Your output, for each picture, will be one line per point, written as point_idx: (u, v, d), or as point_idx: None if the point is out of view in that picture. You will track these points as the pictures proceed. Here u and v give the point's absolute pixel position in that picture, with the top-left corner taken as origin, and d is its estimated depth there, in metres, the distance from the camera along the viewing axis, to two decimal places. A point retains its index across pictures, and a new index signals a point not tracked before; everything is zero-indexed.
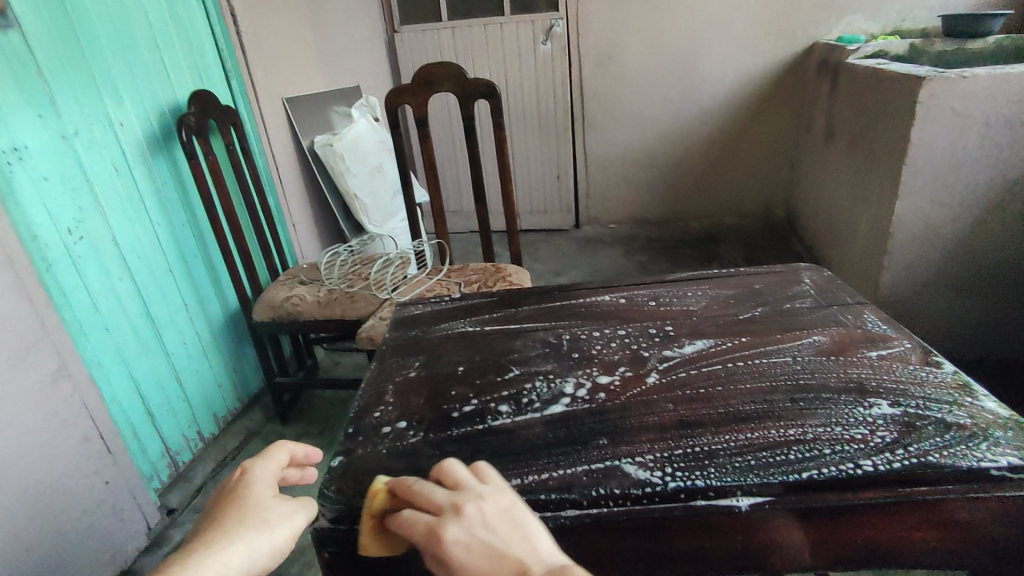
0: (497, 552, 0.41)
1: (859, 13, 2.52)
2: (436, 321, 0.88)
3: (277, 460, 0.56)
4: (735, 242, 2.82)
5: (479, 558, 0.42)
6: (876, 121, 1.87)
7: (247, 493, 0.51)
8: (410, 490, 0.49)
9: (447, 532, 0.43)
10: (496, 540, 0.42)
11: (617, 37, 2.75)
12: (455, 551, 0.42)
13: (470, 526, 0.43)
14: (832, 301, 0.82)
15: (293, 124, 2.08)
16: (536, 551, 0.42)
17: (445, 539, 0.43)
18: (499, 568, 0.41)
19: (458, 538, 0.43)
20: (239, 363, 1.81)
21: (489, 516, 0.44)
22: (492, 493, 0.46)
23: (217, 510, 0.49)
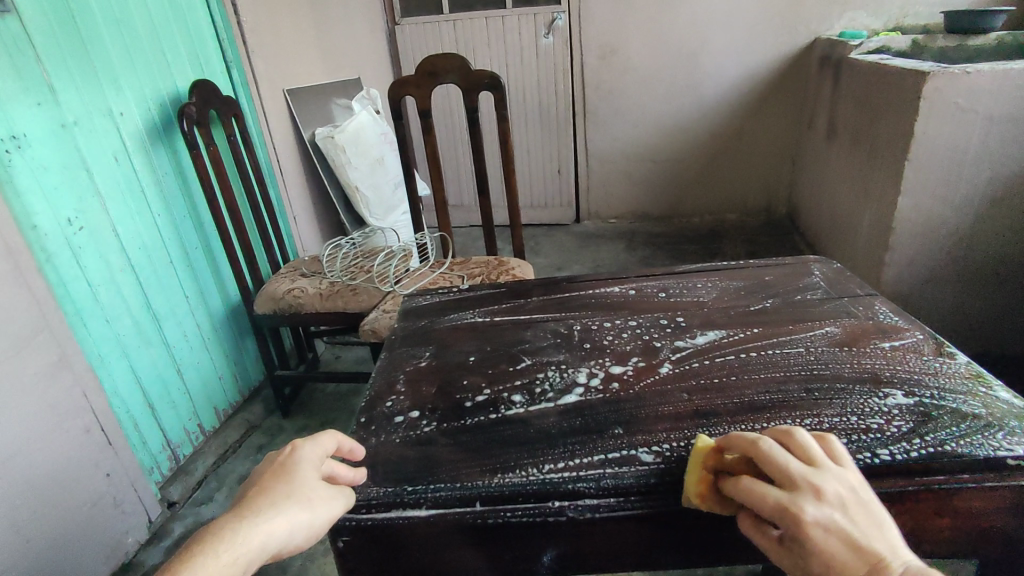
0: (858, 545, 0.41)
1: (861, 9, 2.52)
2: (444, 311, 0.88)
3: (325, 444, 0.54)
4: (735, 238, 2.83)
5: (839, 547, 0.42)
6: (878, 116, 1.87)
7: (296, 474, 0.49)
8: (755, 454, 0.48)
9: (805, 513, 0.43)
10: (857, 533, 0.42)
11: (618, 31, 2.74)
12: (816, 534, 0.42)
13: (824, 513, 0.43)
14: (843, 293, 0.81)
15: (294, 115, 2.07)
16: (888, 545, 0.42)
17: (804, 520, 0.43)
18: (855, 558, 0.41)
19: (821, 522, 0.42)
20: (240, 355, 1.80)
21: (846, 504, 0.43)
22: (847, 477, 0.45)
23: (268, 485, 0.47)
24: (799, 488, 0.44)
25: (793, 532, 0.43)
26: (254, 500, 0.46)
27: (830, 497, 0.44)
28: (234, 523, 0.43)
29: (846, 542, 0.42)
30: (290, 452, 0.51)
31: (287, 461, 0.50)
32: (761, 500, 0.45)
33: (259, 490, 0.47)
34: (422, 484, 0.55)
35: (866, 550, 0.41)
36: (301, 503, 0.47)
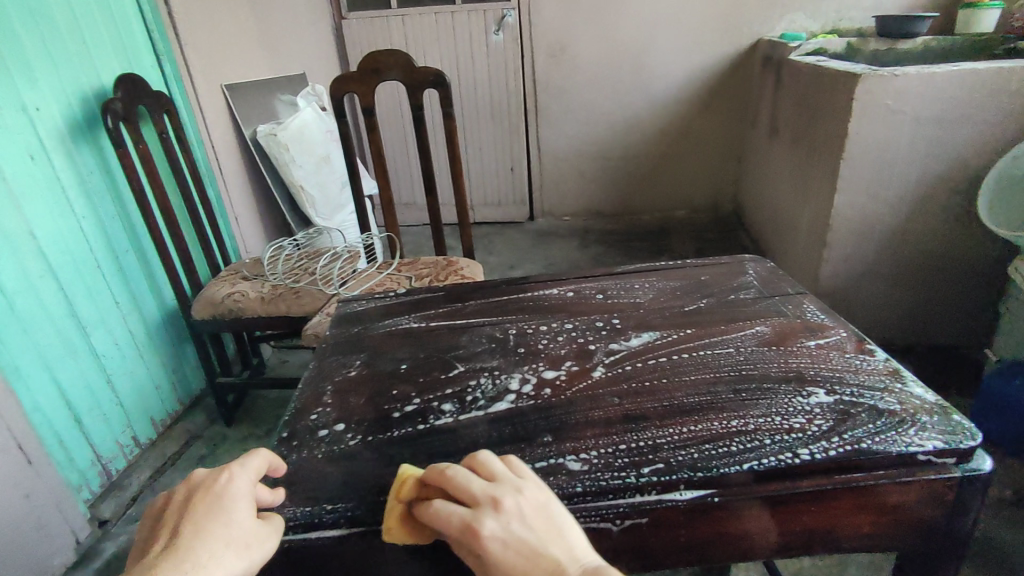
0: (534, 551, 0.43)
1: (800, 11, 2.59)
2: (379, 317, 0.85)
3: (254, 466, 0.51)
4: (684, 235, 2.88)
5: (512, 558, 0.43)
6: (816, 115, 1.93)
7: (230, 510, 0.46)
8: (441, 478, 0.49)
9: (484, 529, 0.44)
10: (535, 541, 0.43)
11: (568, 29, 2.74)
12: (493, 548, 0.43)
13: (504, 527, 0.44)
14: (774, 291, 0.83)
15: (233, 112, 1.99)
16: (569, 549, 0.43)
17: (484, 537, 0.44)
18: (533, 569, 0.42)
19: (501, 535, 0.43)
20: (178, 363, 1.72)
21: (522, 516, 0.44)
22: (529, 490, 0.47)
23: (201, 528, 0.44)
24: (478, 506, 0.46)
25: (476, 550, 0.44)
26: (185, 549, 0.43)
27: (506, 510, 0.45)
28: None
29: (522, 552, 0.43)
30: (216, 485, 0.47)
31: (217, 495, 0.47)
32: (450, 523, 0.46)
33: (192, 534, 0.44)
34: (346, 502, 0.53)
35: (545, 557, 0.42)
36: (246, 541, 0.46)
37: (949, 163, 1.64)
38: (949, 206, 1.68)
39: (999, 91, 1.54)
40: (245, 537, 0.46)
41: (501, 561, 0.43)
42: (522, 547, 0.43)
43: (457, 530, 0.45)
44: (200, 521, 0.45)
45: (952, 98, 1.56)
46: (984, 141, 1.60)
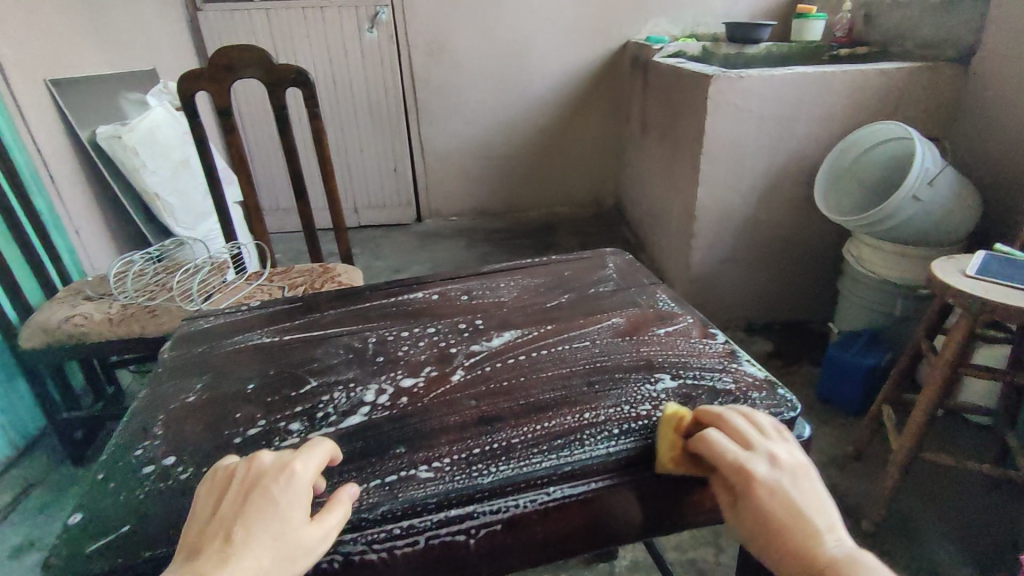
0: (797, 508, 0.45)
1: (662, 16, 2.75)
2: (228, 333, 0.78)
3: (310, 467, 0.47)
4: (568, 231, 2.96)
5: (779, 506, 0.45)
6: (678, 114, 2.06)
7: (283, 514, 0.43)
8: (725, 426, 0.52)
9: (759, 474, 0.47)
10: (800, 501, 0.46)
11: (444, 28, 2.72)
12: (761, 492, 0.46)
13: (773, 479, 0.47)
14: (631, 283, 0.86)
15: (63, 112, 1.76)
16: (825, 514, 0.45)
17: (758, 480, 0.47)
18: (796, 520, 0.45)
19: (776, 485, 0.46)
20: (10, 401, 1.51)
21: (800, 476, 0.47)
22: (796, 453, 0.50)
23: (249, 537, 0.42)
24: (757, 455, 0.49)
25: (745, 492, 0.47)
26: (230, 562, 0.40)
27: (785, 467, 0.48)
28: None
29: (783, 506, 0.45)
30: (267, 486, 0.45)
31: (268, 496, 0.44)
32: (724, 462, 0.49)
33: (242, 540, 0.41)
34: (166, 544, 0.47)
35: (809, 513, 0.45)
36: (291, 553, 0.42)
37: (791, 157, 1.81)
38: (793, 196, 1.86)
39: (827, 91, 1.72)
40: (291, 545, 0.43)
41: (766, 506, 0.46)
42: (787, 501, 0.46)
43: (731, 471, 0.48)
44: (249, 526, 0.42)
45: (790, 98, 1.73)
46: (817, 136, 1.78)
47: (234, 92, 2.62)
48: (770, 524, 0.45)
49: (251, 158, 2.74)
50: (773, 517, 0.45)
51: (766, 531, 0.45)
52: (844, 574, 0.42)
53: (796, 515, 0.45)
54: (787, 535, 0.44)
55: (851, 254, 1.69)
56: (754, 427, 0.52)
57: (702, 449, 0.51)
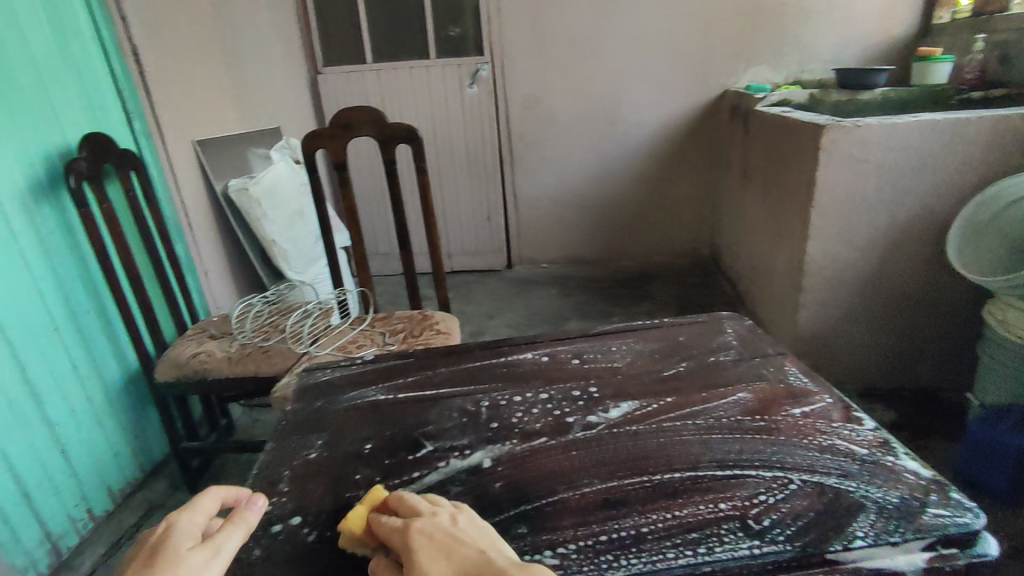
0: (454, 545, 0.48)
1: (764, 64, 2.69)
2: (345, 387, 0.81)
3: (206, 506, 0.54)
4: (664, 280, 2.89)
5: (437, 550, 0.48)
6: (784, 165, 1.97)
7: (185, 538, 0.50)
8: (401, 502, 0.54)
9: (417, 527, 0.50)
10: (461, 537, 0.48)
11: (541, 82, 2.81)
12: (416, 541, 0.48)
13: (432, 527, 0.49)
14: (754, 352, 0.80)
15: (204, 167, 2.00)
16: (495, 551, 0.47)
17: (415, 532, 0.49)
18: (460, 559, 0.46)
19: (431, 533, 0.49)
20: (140, 427, 1.72)
21: (462, 522, 0.50)
22: (461, 512, 0.52)
23: (160, 554, 0.47)
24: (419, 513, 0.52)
25: (406, 550, 0.48)
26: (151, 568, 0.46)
27: (450, 522, 0.51)
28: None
29: (444, 545, 0.48)
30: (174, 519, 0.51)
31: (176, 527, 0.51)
32: (387, 534, 0.51)
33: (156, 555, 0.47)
34: None
35: (469, 552, 0.47)
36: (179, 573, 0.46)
37: (916, 209, 1.67)
38: (919, 251, 1.71)
39: (958, 140, 1.58)
40: (206, 551, 0.48)
41: (423, 552, 0.47)
42: (447, 539, 0.48)
43: (393, 536, 0.50)
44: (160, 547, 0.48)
45: (915, 148, 1.60)
46: (947, 187, 1.63)
47: (349, 154, 2.83)
48: (432, 571, 0.46)
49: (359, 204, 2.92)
50: (440, 563, 0.46)
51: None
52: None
53: (456, 556, 0.47)
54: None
55: (991, 318, 1.51)
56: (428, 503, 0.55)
57: (375, 527, 0.52)
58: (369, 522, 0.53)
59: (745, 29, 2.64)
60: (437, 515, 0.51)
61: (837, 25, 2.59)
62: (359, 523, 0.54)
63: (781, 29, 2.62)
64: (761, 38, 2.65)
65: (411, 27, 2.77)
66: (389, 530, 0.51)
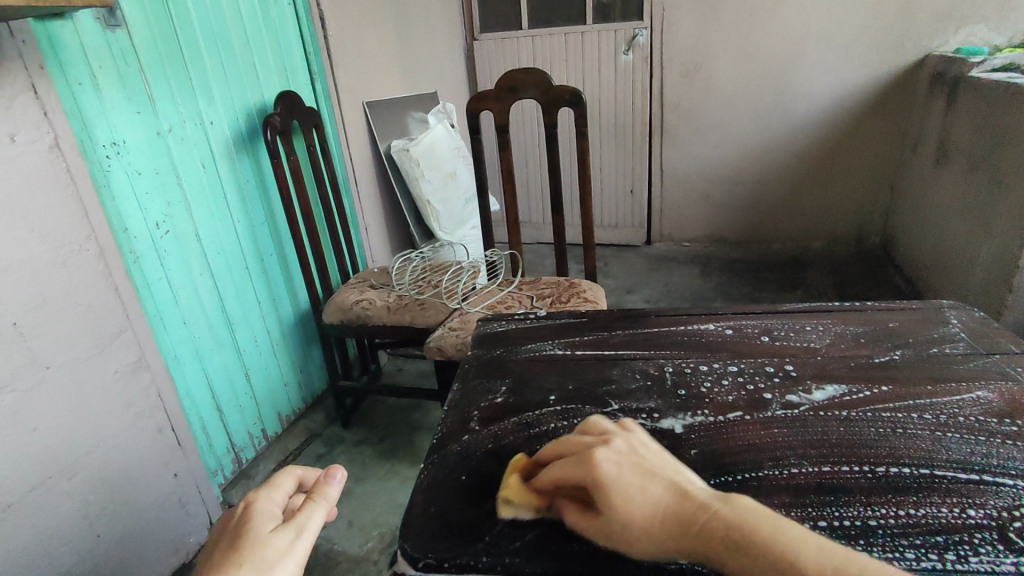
0: (643, 469, 0.50)
1: (980, 24, 2.30)
2: (521, 339, 0.82)
3: (283, 486, 0.63)
4: (821, 268, 2.63)
5: (630, 474, 0.50)
6: (1001, 141, 1.69)
7: (266, 516, 0.58)
8: (560, 446, 0.56)
9: (598, 454, 0.52)
10: (646, 462, 0.51)
11: (704, 48, 2.64)
12: (605, 467, 0.51)
13: (617, 453, 0.51)
14: (991, 349, 0.69)
15: (371, 128, 2.13)
16: (686, 479, 0.49)
17: (598, 457, 0.51)
18: (648, 486, 0.48)
19: (613, 460, 0.51)
20: (306, 363, 1.91)
21: (642, 447, 0.52)
22: (635, 441, 0.54)
23: (247, 531, 0.55)
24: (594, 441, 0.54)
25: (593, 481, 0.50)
26: (244, 542, 0.54)
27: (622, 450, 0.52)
28: (228, 564, 0.51)
29: (634, 467, 0.50)
30: (256, 500, 0.60)
31: (258, 506, 0.59)
32: (566, 465, 0.53)
33: (245, 531, 0.56)
34: (503, 556, 0.52)
35: (658, 477, 0.49)
36: (266, 555, 0.53)
37: None
38: None
39: None
40: (291, 524, 0.56)
41: (613, 478, 0.50)
42: (636, 463, 0.50)
43: (569, 468, 0.53)
44: (247, 524, 0.57)
45: None
46: None
47: (512, 115, 2.88)
48: (636, 500, 0.48)
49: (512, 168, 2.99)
50: (628, 495, 0.48)
51: (638, 511, 0.48)
52: (709, 512, 0.44)
53: (646, 480, 0.49)
54: (652, 508, 0.47)
55: None
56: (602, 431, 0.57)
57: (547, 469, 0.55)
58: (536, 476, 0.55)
59: None
60: (618, 446, 0.53)
61: None
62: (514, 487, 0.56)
63: None
64: None
65: None
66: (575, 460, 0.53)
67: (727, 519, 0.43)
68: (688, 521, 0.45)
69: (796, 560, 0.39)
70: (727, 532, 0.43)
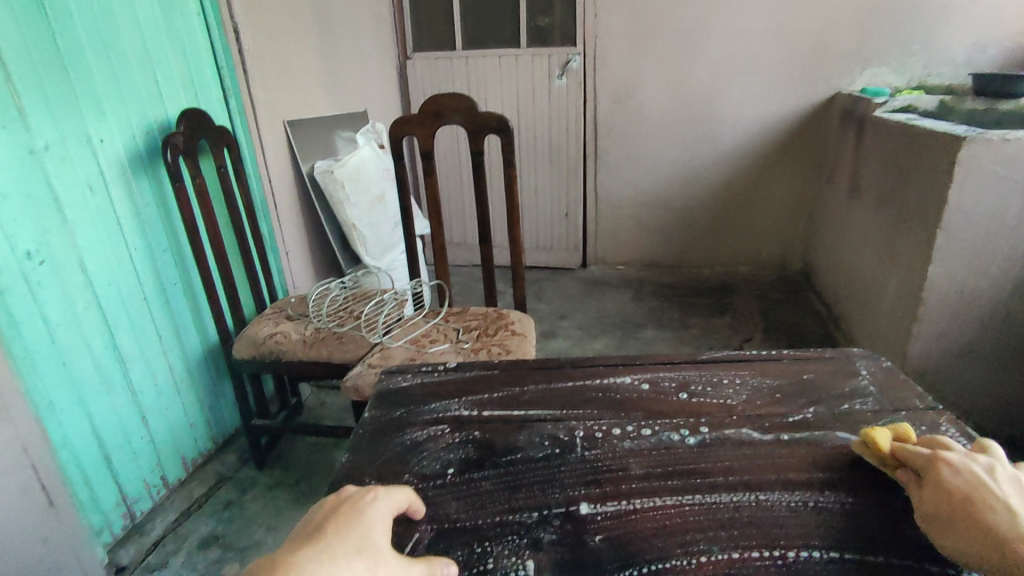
0: (982, 486, 0.52)
1: (883, 66, 2.45)
2: (427, 399, 0.77)
3: (396, 500, 0.55)
4: (746, 293, 2.70)
5: (969, 488, 0.52)
6: (906, 178, 1.77)
7: (379, 523, 0.51)
8: (935, 440, 0.60)
9: (949, 459, 0.55)
10: (988, 484, 0.52)
11: (634, 76, 2.68)
12: (948, 474, 0.54)
13: (963, 465, 0.54)
14: (898, 405, 0.70)
15: (293, 148, 2.02)
16: None
17: (949, 461, 0.55)
18: (988, 496, 0.51)
19: (962, 469, 0.54)
20: (216, 401, 1.76)
21: (1001, 467, 0.54)
22: (996, 460, 0.55)
23: (360, 530, 0.50)
24: (949, 449, 0.57)
25: (933, 474, 0.55)
26: (355, 541, 0.48)
27: (987, 467, 0.54)
28: (340, 557, 0.46)
29: (973, 484, 0.52)
30: (371, 499, 0.54)
31: (369, 506, 0.53)
32: (917, 453, 0.57)
33: (358, 527, 0.50)
34: None
35: (998, 497, 0.51)
36: (386, 559, 0.48)
37: None
38: None
39: None
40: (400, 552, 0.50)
41: (950, 483, 0.53)
42: (979, 484, 0.52)
43: (923, 459, 0.56)
44: (361, 522, 0.50)
45: None
46: None
47: (444, 136, 2.83)
48: (965, 498, 0.51)
49: (446, 189, 2.93)
50: (961, 494, 0.52)
51: (958, 508, 0.51)
52: None
53: (984, 495, 0.51)
54: (986, 516, 0.50)
55: None
56: (978, 445, 0.59)
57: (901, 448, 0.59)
58: (889, 448, 0.60)
59: (867, 24, 2.40)
60: (972, 459, 0.55)
61: (975, 25, 2.32)
62: (865, 443, 0.61)
63: (908, 27, 2.37)
64: (883, 36, 2.40)
65: (502, 14, 2.70)
66: (925, 457, 0.56)
67: None
68: (993, 529, 0.49)
69: None
70: None
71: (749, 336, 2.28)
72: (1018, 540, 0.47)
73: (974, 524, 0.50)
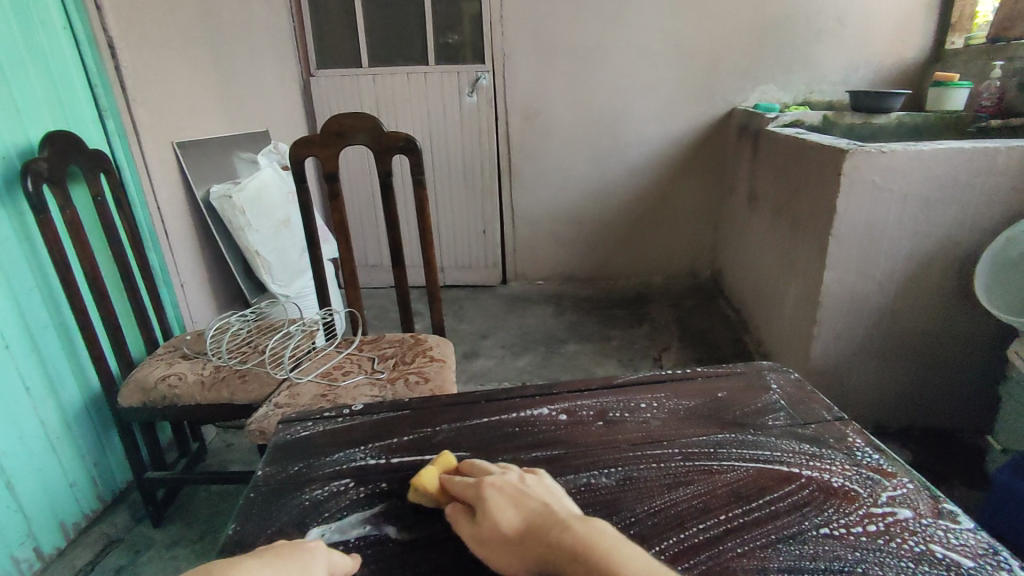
0: (523, 498, 0.57)
1: (772, 83, 2.62)
2: (329, 448, 0.71)
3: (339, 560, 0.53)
4: (662, 302, 2.78)
5: (508, 502, 0.56)
6: (797, 189, 1.88)
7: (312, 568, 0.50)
8: (467, 466, 0.63)
9: (488, 480, 0.59)
10: (527, 492, 0.57)
11: (543, 93, 2.71)
12: (491, 494, 0.57)
13: (502, 481, 0.59)
14: (808, 419, 0.74)
15: (184, 170, 1.86)
16: (567, 508, 0.56)
17: (486, 484, 0.59)
18: (529, 504, 0.56)
19: (499, 487, 0.58)
20: (103, 456, 1.58)
21: (530, 478, 0.60)
22: (523, 475, 0.61)
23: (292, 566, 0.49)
24: (485, 471, 0.61)
25: (479, 497, 0.58)
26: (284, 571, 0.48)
27: (522, 479, 0.60)
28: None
29: (514, 497, 0.57)
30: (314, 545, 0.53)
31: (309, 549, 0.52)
32: (462, 481, 0.60)
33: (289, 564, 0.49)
34: None
35: (535, 500, 0.56)
36: None
37: (942, 239, 1.57)
38: (942, 287, 1.61)
39: (985, 172, 1.50)
40: None
41: (497, 502, 0.56)
42: (520, 496, 0.57)
43: (468, 490, 0.59)
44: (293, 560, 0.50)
45: (942, 176, 1.51)
46: (972, 220, 1.54)
47: (353, 156, 2.73)
48: (500, 512, 0.55)
49: (357, 210, 2.83)
50: (508, 515, 0.55)
51: (503, 529, 0.54)
52: (566, 531, 0.51)
53: (524, 503, 0.56)
54: (525, 524, 0.54)
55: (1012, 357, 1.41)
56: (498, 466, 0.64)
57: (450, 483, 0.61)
58: (438, 487, 0.61)
59: (754, 45, 2.56)
60: (508, 477, 0.59)
61: (848, 47, 2.53)
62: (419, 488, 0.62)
63: (792, 49, 2.55)
64: (770, 56, 2.57)
65: (409, 31, 2.65)
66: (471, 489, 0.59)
67: (587, 538, 0.50)
68: (547, 538, 0.52)
69: (615, 563, 0.48)
70: (580, 545, 0.50)
71: (667, 344, 2.34)
72: (556, 530, 0.52)
73: (533, 541, 0.52)
